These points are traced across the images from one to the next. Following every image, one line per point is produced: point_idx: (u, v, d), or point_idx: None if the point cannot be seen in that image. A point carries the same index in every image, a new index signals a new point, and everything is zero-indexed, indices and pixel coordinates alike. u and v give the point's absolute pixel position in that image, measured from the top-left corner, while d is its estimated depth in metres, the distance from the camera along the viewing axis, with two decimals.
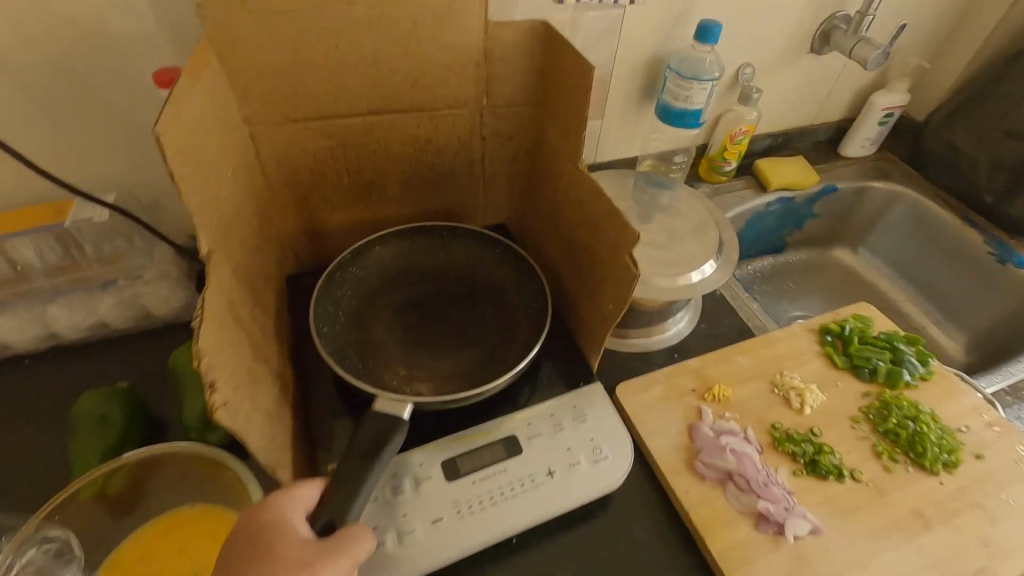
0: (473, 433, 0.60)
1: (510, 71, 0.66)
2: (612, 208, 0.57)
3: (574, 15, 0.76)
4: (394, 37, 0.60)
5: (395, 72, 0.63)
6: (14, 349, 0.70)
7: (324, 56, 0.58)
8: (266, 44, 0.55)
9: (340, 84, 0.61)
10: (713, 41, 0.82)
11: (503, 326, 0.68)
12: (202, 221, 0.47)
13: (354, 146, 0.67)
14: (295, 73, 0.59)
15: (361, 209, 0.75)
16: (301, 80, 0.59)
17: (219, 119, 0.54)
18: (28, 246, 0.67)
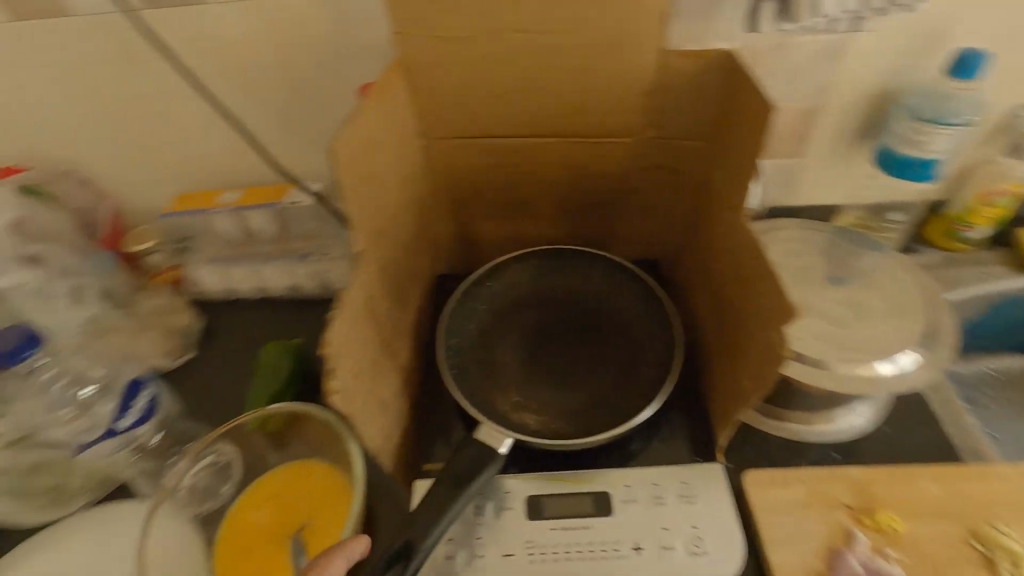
0: (566, 477, 0.57)
1: (683, 101, 0.61)
2: (769, 268, 0.49)
3: (779, 42, 0.66)
4: (565, 64, 0.60)
5: (561, 98, 0.63)
6: (239, 294, 0.89)
7: (497, 81, 0.61)
8: (447, 67, 0.60)
9: (507, 107, 0.64)
10: (971, 75, 0.66)
11: (623, 371, 0.64)
12: (360, 224, 0.53)
13: (513, 166, 0.69)
14: (469, 95, 0.63)
15: (511, 226, 0.77)
16: (472, 101, 0.63)
17: (396, 134, 0.60)
18: (259, 218, 0.84)
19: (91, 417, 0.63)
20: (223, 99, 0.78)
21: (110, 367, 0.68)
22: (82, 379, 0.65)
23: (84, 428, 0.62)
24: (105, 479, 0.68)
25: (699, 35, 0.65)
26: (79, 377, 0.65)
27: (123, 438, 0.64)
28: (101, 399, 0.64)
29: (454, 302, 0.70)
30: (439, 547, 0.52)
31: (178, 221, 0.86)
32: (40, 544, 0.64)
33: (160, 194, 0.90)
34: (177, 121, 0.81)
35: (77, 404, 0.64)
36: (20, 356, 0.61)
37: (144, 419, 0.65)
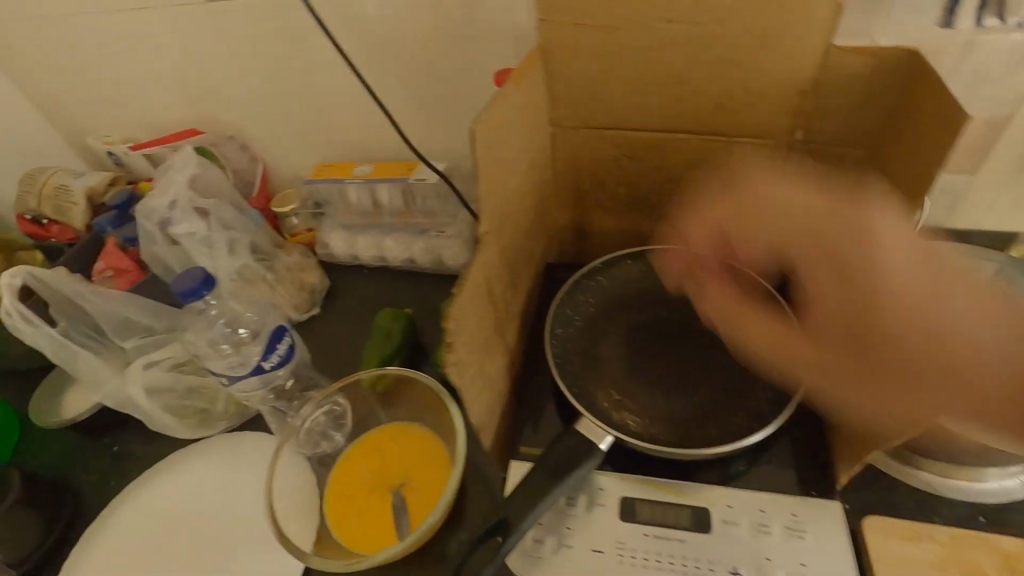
0: (663, 486, 0.55)
1: (844, 105, 0.57)
2: (932, 295, 0.44)
3: (973, 39, 0.58)
4: (713, 59, 0.57)
5: (704, 94, 0.59)
6: (361, 261, 0.96)
7: (639, 74, 0.60)
8: (587, 56, 0.59)
9: (643, 99, 0.62)
10: None
11: (735, 385, 0.61)
12: (489, 206, 0.55)
13: (639, 160, 0.68)
14: (605, 85, 0.61)
15: (627, 220, 0.75)
16: (608, 92, 0.62)
17: (528, 120, 0.61)
18: (387, 191, 0.90)
19: (243, 357, 0.70)
20: (369, 77, 0.84)
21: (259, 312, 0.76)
22: (237, 320, 0.74)
23: (236, 366, 0.70)
24: (242, 409, 0.77)
25: (874, 30, 0.58)
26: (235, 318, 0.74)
27: (265, 379, 0.71)
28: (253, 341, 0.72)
29: (564, 291, 0.70)
30: (531, 531, 0.53)
31: (319, 187, 0.94)
32: (188, 460, 0.74)
33: (304, 163, 0.99)
34: (327, 97, 0.88)
35: (233, 342, 0.72)
36: (199, 295, 0.67)
37: (284, 362, 0.72)
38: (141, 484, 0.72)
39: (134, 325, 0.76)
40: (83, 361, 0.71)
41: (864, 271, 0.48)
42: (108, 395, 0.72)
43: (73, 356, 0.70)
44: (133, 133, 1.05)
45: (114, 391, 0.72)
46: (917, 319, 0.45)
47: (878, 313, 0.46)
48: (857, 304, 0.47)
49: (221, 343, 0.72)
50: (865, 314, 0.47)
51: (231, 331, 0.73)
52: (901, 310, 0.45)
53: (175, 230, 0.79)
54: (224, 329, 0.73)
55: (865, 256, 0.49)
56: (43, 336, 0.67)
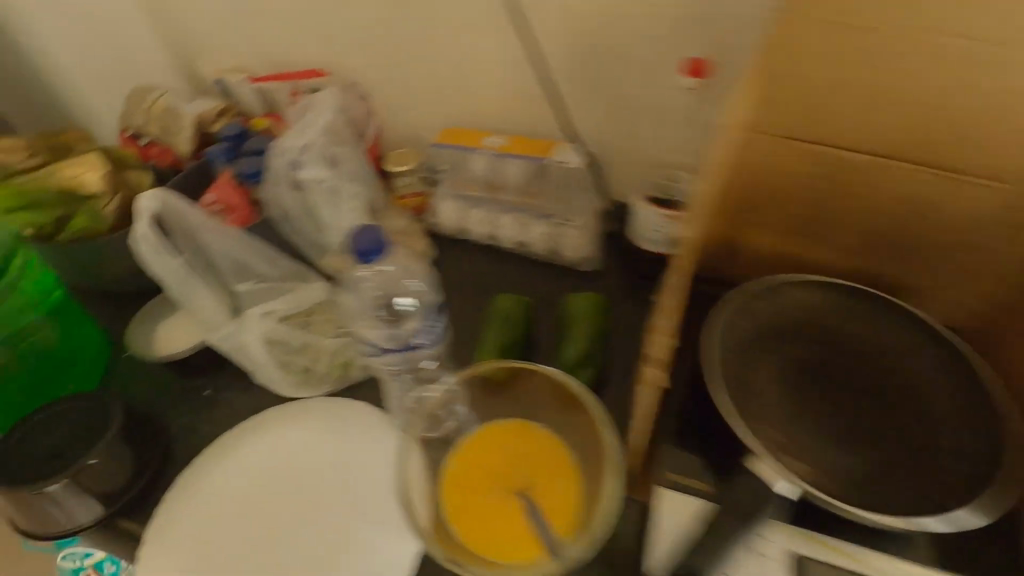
0: (832, 544, 0.50)
1: None
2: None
3: None
4: (968, 88, 0.50)
5: (937, 124, 0.53)
6: (469, 236, 0.91)
7: (872, 89, 0.53)
8: (818, 58, 0.53)
9: (863, 117, 0.55)
10: None
11: (915, 449, 0.55)
12: (692, 211, 0.49)
13: (830, 182, 0.61)
14: (826, 94, 0.55)
15: (788, 244, 0.69)
16: (826, 103, 0.56)
17: (735, 121, 0.55)
18: (515, 167, 0.84)
19: (394, 328, 0.60)
20: (525, 46, 0.76)
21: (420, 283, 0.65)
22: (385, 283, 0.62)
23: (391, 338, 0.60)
24: (347, 372, 0.73)
25: None
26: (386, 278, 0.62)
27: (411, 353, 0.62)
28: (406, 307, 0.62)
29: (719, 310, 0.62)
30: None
31: (442, 153, 0.88)
32: (288, 420, 0.68)
33: (423, 125, 0.92)
34: (471, 60, 0.81)
35: (382, 306, 0.62)
36: (370, 257, 0.56)
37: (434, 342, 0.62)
38: (238, 439, 0.67)
39: (248, 269, 0.71)
40: (200, 298, 0.66)
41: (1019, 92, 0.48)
42: (222, 339, 0.67)
43: (190, 291, 0.65)
44: (246, 65, 1.00)
45: (226, 336, 0.67)
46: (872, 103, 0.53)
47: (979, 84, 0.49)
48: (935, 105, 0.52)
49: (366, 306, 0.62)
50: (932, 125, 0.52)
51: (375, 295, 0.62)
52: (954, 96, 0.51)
53: (302, 174, 0.74)
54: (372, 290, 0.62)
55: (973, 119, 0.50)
56: (167, 260, 0.62)
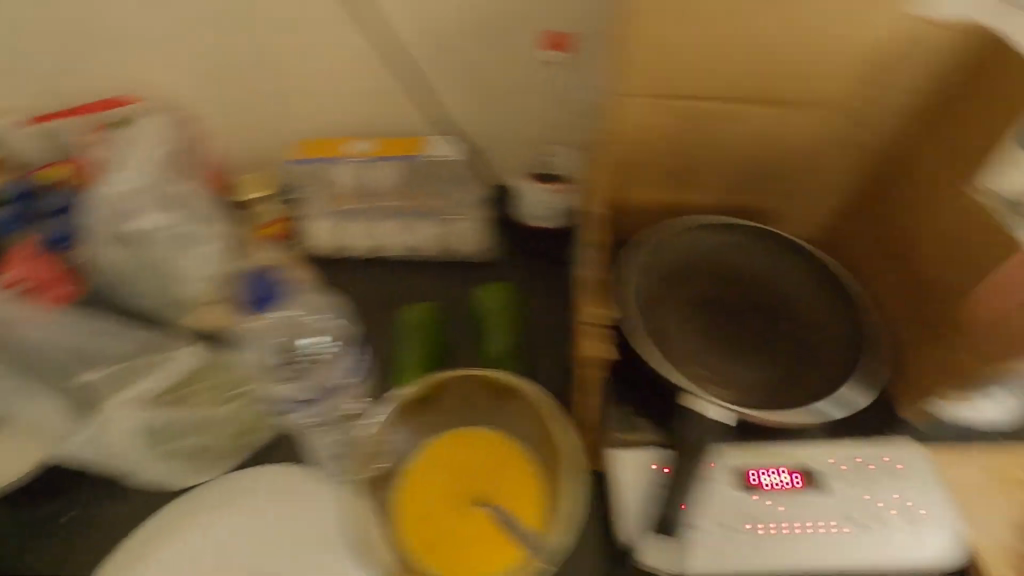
0: (773, 452, 0.56)
1: (919, 68, 0.59)
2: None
3: None
4: (779, 71, 0.60)
5: (776, 91, 0.62)
6: (352, 252, 0.84)
7: (717, 73, 0.60)
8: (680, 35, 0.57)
9: (724, 83, 0.61)
10: None
11: (805, 344, 0.64)
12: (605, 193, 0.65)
13: (708, 137, 0.66)
14: (692, 62, 0.60)
15: (673, 192, 0.72)
16: (697, 69, 0.60)
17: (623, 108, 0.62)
18: (384, 170, 0.78)
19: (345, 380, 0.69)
20: (361, 32, 0.70)
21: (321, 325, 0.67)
22: (300, 330, 0.65)
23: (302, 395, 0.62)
24: (250, 441, 0.63)
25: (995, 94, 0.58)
26: (297, 327, 0.64)
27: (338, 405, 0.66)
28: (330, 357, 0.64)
29: (643, 250, 0.69)
30: (683, 515, 0.52)
31: (303, 168, 0.78)
32: (196, 515, 0.59)
33: (271, 139, 0.81)
34: (309, 57, 0.73)
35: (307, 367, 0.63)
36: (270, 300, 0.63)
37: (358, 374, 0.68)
38: (150, 547, 0.57)
39: (93, 354, 0.61)
40: (47, 415, 0.59)
41: (811, 71, 0.60)
42: (75, 445, 0.56)
43: (33, 406, 0.59)
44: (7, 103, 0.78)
45: (94, 438, 0.57)
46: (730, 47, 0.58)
47: (794, 48, 0.58)
48: (769, 56, 0.59)
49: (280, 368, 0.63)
50: (771, 75, 0.60)
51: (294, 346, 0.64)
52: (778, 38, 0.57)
53: (137, 225, 0.62)
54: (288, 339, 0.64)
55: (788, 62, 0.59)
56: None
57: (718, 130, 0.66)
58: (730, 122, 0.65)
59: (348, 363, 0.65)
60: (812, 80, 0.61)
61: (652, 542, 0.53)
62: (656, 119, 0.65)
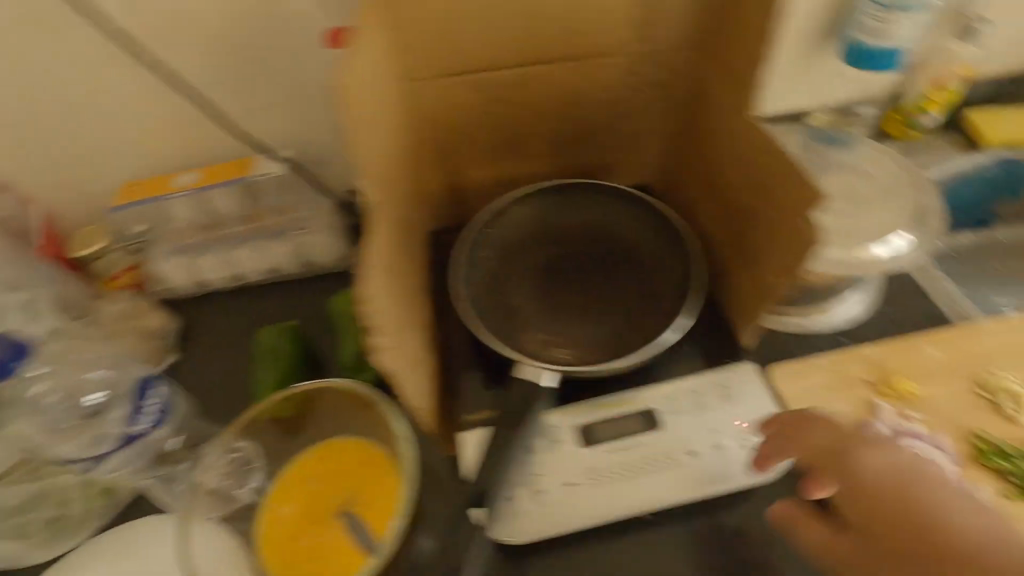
0: (611, 403, 0.57)
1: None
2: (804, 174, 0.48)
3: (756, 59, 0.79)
4: (548, 27, 0.58)
5: (555, 47, 0.60)
6: (213, 286, 0.80)
7: (488, 39, 0.58)
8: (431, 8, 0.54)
9: (500, 49, 0.59)
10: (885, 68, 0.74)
11: (643, 287, 0.65)
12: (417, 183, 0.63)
13: (509, 106, 0.64)
14: (458, 35, 0.56)
15: (500, 165, 0.72)
16: (466, 40, 0.57)
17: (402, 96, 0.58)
18: (221, 196, 0.76)
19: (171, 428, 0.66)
20: (152, 62, 0.68)
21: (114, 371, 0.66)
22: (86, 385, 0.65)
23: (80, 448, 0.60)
24: (113, 499, 0.63)
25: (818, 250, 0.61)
26: (81, 383, 0.65)
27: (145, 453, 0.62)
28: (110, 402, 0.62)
29: (473, 233, 0.68)
30: (527, 481, 0.53)
31: (132, 213, 0.76)
32: None
33: (98, 189, 0.78)
34: (107, 99, 0.70)
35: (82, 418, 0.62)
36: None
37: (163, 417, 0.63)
38: None
39: None
40: None
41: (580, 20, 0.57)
42: None
43: None
44: None
45: None
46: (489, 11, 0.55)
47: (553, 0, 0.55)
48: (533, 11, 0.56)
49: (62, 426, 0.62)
50: (542, 31, 0.58)
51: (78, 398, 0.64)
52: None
53: None
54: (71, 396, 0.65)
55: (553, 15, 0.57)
56: None
57: (516, 97, 0.64)
58: (523, 86, 0.63)
59: (126, 403, 0.62)
60: (586, 29, 0.58)
61: (505, 519, 0.53)
62: (450, 97, 0.62)
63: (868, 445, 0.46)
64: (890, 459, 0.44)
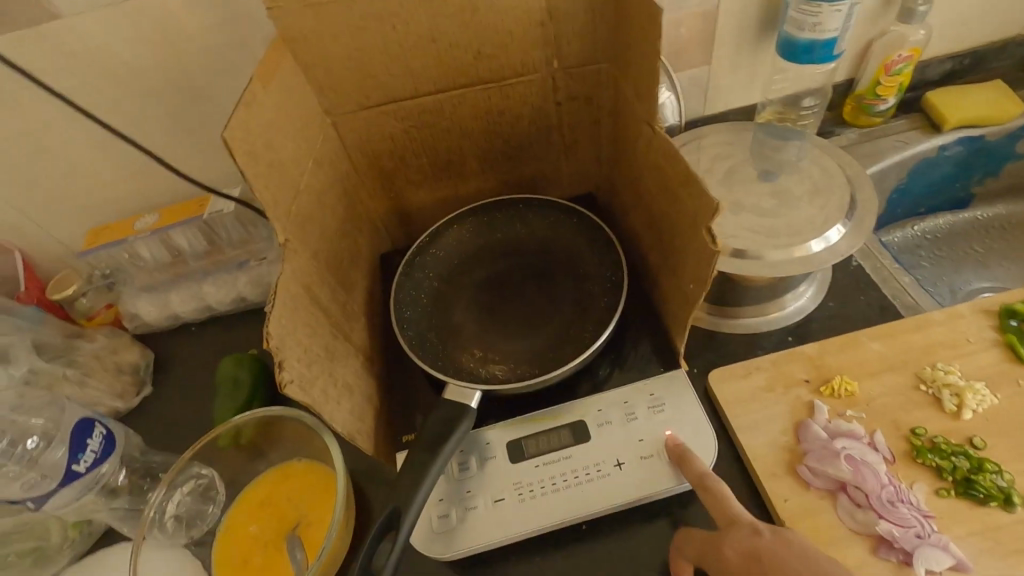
0: (542, 417, 0.59)
1: (585, 16, 0.59)
2: (691, 175, 0.49)
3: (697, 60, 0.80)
4: (458, 54, 0.61)
5: (468, 72, 0.63)
6: (183, 320, 0.84)
7: (402, 71, 0.62)
8: (340, 47, 0.58)
9: (415, 79, 0.63)
10: (827, 58, 0.73)
11: (578, 299, 0.66)
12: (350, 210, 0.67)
13: (433, 130, 0.68)
14: (372, 70, 0.61)
15: (441, 187, 0.75)
16: (382, 73, 0.62)
17: (323, 132, 0.63)
18: (182, 235, 0.79)
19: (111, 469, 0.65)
20: (101, 112, 0.72)
21: (51, 409, 0.65)
22: (26, 424, 0.63)
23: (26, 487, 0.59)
24: (87, 529, 0.66)
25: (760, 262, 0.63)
26: (25, 427, 0.63)
27: (86, 490, 0.62)
28: (55, 446, 0.61)
29: (410, 256, 0.71)
30: (458, 499, 0.55)
31: (97, 256, 0.80)
32: None
33: (73, 234, 0.83)
34: (65, 149, 0.75)
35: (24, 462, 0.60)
36: None
37: (102, 458, 0.64)
38: None
39: None
40: None
41: (487, 45, 0.61)
42: None
43: None
44: None
45: None
46: (398, 48, 0.60)
47: (455, 31, 0.59)
48: (439, 43, 0.60)
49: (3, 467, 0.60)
50: (453, 59, 0.62)
51: (21, 435, 0.62)
52: (436, 26, 0.59)
53: None
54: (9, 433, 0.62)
55: (459, 44, 0.60)
56: None
57: (441, 121, 0.68)
58: (444, 111, 0.67)
59: (70, 444, 0.61)
60: (494, 53, 0.62)
61: (437, 536, 0.54)
62: (377, 126, 0.66)
63: (738, 529, 0.47)
64: (753, 541, 0.46)
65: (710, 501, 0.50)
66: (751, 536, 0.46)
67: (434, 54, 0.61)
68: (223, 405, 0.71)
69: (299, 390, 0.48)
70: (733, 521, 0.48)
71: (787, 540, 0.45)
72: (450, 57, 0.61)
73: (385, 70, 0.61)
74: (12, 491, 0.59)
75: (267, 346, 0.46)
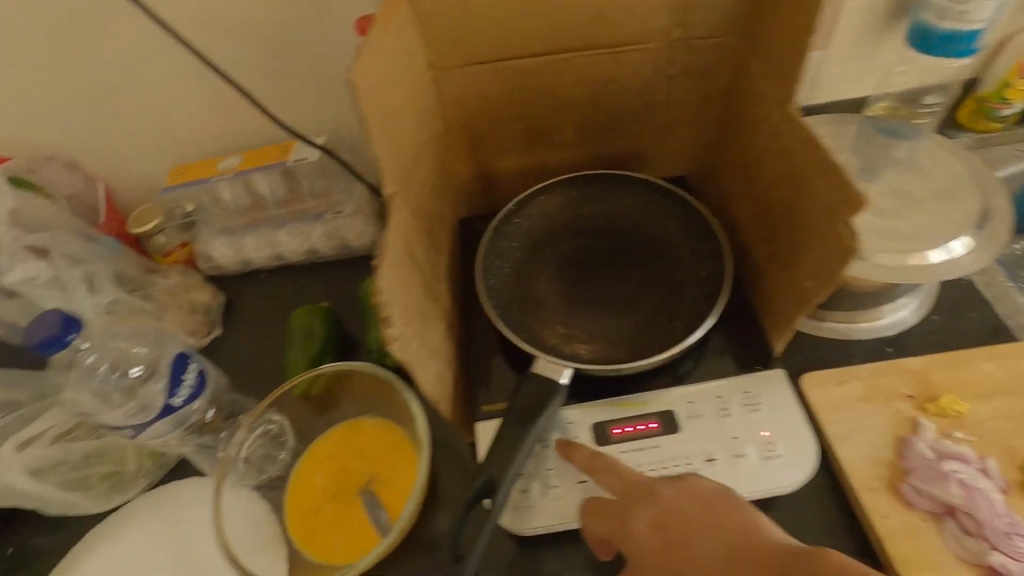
0: (627, 403, 0.57)
1: None
2: (831, 164, 0.46)
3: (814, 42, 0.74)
4: (576, 14, 0.58)
5: (582, 35, 0.60)
6: (255, 265, 0.84)
7: (515, 27, 0.59)
8: None
9: (526, 37, 0.60)
10: (965, 51, 0.67)
11: (670, 286, 0.63)
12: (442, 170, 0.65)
13: (534, 94, 0.65)
14: (484, 25, 0.58)
15: (530, 155, 0.73)
16: (494, 29, 0.59)
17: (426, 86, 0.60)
18: (265, 180, 0.78)
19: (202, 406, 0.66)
20: (198, 47, 0.71)
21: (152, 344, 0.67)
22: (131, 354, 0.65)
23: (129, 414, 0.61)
24: (161, 460, 0.68)
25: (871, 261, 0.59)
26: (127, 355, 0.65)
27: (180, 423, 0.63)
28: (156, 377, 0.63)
29: (495, 224, 0.69)
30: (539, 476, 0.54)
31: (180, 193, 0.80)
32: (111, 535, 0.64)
33: (155, 170, 0.83)
34: (158, 83, 0.74)
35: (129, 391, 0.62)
36: None
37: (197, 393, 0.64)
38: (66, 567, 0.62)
39: None
40: None
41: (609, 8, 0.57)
42: None
43: None
44: None
45: None
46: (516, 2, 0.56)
47: None
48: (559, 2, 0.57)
49: (109, 393, 0.62)
50: (569, 20, 0.58)
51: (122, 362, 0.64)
52: None
53: (7, 280, 0.65)
54: (114, 360, 0.64)
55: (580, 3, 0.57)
56: None
57: (544, 85, 0.64)
58: (550, 74, 0.63)
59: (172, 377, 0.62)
60: (614, 17, 0.58)
61: (515, 510, 0.53)
62: (478, 84, 0.64)
63: (639, 501, 0.47)
64: (658, 511, 0.46)
65: (607, 478, 0.50)
66: (648, 500, 0.47)
67: (551, 13, 0.58)
68: (295, 355, 0.71)
69: (400, 349, 0.47)
70: (630, 492, 0.48)
71: (678, 496, 0.47)
72: (566, 17, 0.58)
73: (498, 25, 0.58)
74: (117, 416, 0.60)
75: (375, 301, 0.45)
